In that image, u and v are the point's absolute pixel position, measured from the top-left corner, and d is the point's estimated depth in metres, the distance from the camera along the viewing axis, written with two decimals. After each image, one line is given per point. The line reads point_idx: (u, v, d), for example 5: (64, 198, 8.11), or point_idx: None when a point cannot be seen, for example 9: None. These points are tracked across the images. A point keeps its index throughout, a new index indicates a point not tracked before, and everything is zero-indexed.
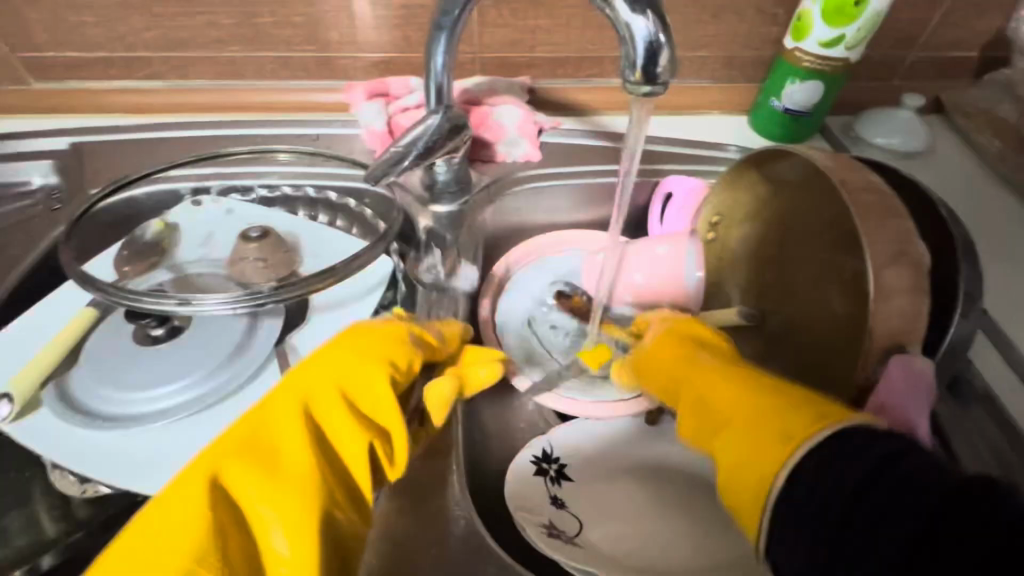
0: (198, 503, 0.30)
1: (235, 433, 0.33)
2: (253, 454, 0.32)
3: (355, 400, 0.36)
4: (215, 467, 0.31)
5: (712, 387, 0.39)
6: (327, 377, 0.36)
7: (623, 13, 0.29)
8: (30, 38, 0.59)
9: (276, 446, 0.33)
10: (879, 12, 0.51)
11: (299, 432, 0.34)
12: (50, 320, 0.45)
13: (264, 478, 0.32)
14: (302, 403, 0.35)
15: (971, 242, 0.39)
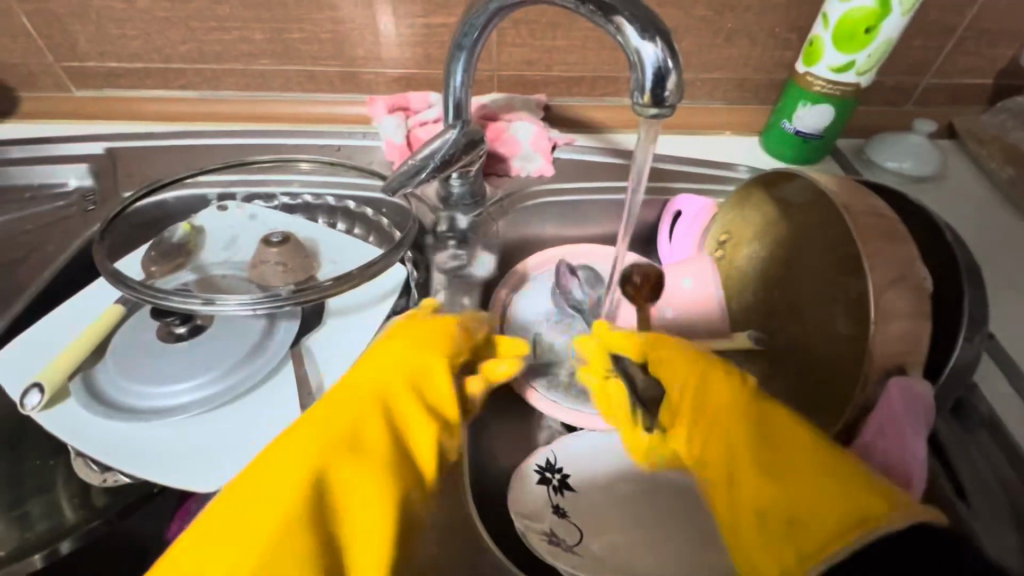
0: (287, 482, 0.30)
1: (312, 417, 0.34)
2: (332, 436, 0.33)
3: (422, 393, 0.38)
4: (294, 449, 0.32)
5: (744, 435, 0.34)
6: (396, 369, 0.38)
7: (633, 41, 0.31)
8: (74, 48, 0.63)
9: (358, 431, 0.34)
10: (890, 39, 0.52)
11: (376, 418, 0.35)
12: (81, 315, 0.47)
13: (349, 462, 0.32)
14: (373, 388, 0.36)
15: (976, 267, 0.39)
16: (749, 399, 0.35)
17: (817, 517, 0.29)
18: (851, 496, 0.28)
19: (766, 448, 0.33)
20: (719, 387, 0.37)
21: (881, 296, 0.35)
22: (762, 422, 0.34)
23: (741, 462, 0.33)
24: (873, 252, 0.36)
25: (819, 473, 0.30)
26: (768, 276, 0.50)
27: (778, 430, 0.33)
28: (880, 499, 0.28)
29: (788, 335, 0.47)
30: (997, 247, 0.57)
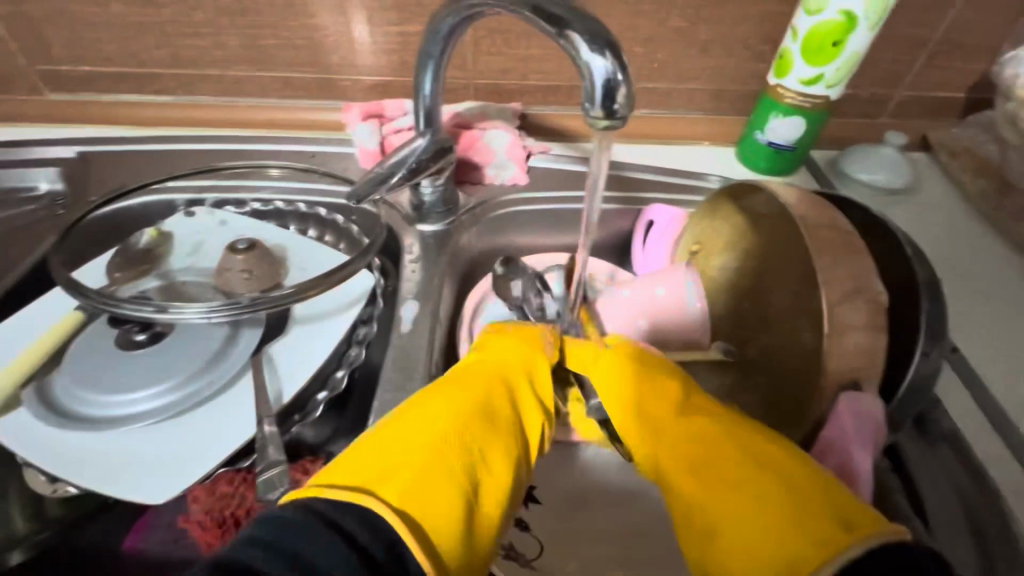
0: (435, 428, 0.34)
1: (447, 386, 0.38)
2: (449, 406, 0.36)
3: (536, 384, 0.41)
4: (433, 410, 0.35)
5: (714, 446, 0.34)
6: (511, 356, 0.41)
7: (583, 53, 0.31)
8: (47, 52, 0.63)
9: (486, 398, 0.37)
10: (858, 53, 0.52)
11: (501, 393, 0.38)
12: (39, 321, 0.47)
13: (475, 422, 0.35)
14: (485, 374, 0.39)
15: (936, 281, 0.39)
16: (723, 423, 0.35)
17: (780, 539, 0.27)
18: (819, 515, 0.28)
19: (720, 474, 0.32)
20: (694, 410, 0.37)
21: (836, 309, 0.35)
22: (726, 444, 0.34)
23: (701, 478, 0.32)
24: (829, 265, 0.36)
25: (782, 497, 0.29)
26: (746, 285, 0.49)
27: (733, 456, 0.33)
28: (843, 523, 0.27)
29: (754, 347, 0.47)
30: (966, 261, 0.57)
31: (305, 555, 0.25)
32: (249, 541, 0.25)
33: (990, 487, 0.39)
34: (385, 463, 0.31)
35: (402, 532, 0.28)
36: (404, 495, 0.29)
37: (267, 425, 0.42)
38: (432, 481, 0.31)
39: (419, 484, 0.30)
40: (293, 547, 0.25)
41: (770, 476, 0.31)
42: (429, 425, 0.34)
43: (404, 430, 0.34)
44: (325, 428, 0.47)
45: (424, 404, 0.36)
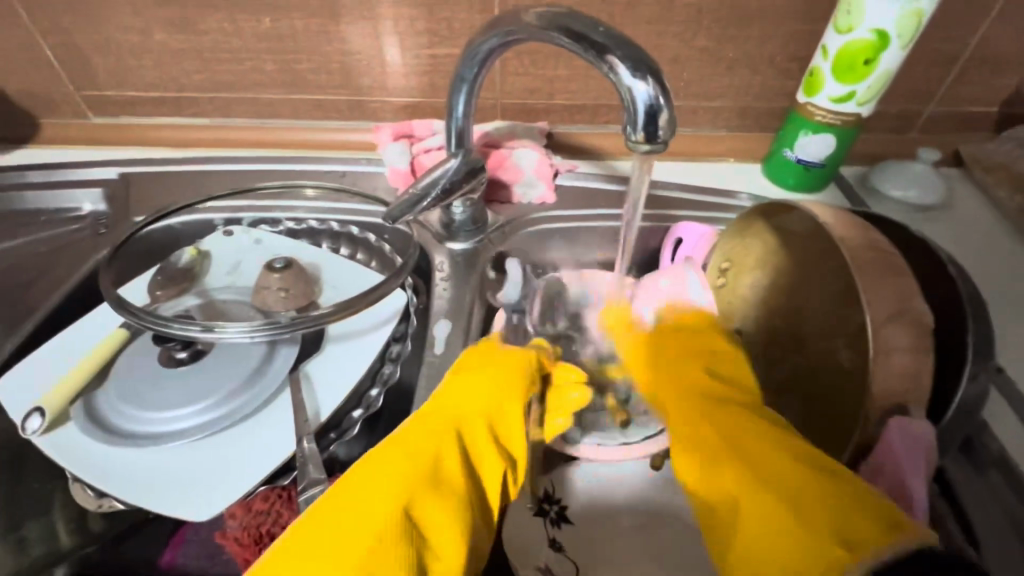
0: (380, 497, 0.32)
1: (387, 453, 0.35)
2: (396, 478, 0.33)
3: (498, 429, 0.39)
4: (382, 477, 0.33)
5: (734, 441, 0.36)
6: (482, 397, 0.40)
7: (625, 78, 0.31)
8: (94, 79, 0.65)
9: (438, 457, 0.35)
10: (890, 70, 0.52)
11: (454, 451, 0.36)
12: (85, 338, 0.48)
13: (421, 493, 0.33)
14: (451, 429, 0.37)
15: (980, 302, 0.38)
16: (739, 417, 0.37)
17: (796, 537, 0.28)
18: (836, 522, 0.28)
19: (727, 472, 0.34)
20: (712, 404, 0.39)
21: (881, 330, 0.35)
22: (740, 443, 0.35)
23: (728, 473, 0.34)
24: (871, 287, 0.36)
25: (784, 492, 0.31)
26: (780, 303, 0.48)
27: (755, 454, 0.34)
28: (862, 530, 0.27)
29: (790, 366, 0.46)
30: (1005, 278, 0.56)
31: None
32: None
33: None
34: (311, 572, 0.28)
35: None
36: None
37: (306, 442, 0.42)
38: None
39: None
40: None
41: (783, 478, 0.32)
42: (368, 509, 0.31)
43: (335, 516, 0.31)
44: (357, 447, 0.47)
45: (366, 471, 0.34)
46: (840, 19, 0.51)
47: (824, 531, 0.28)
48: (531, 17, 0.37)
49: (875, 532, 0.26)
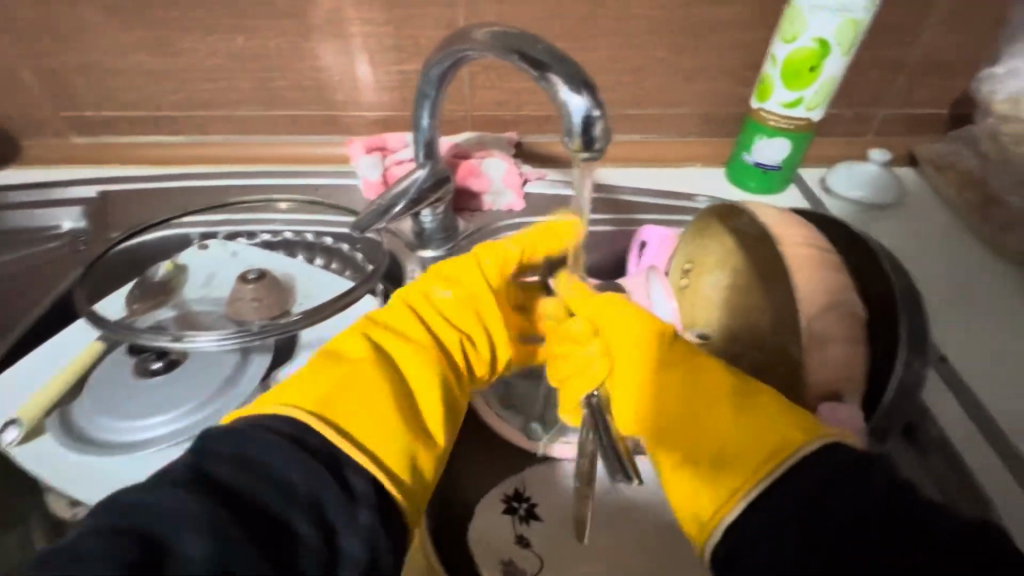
0: (380, 337, 0.41)
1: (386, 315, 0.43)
2: (390, 328, 0.42)
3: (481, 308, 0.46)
4: (378, 328, 0.42)
5: (704, 384, 0.36)
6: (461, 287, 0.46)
7: (561, 92, 0.33)
8: (73, 100, 0.67)
9: (422, 316, 0.44)
10: (834, 77, 0.55)
11: (440, 314, 0.45)
12: (61, 352, 0.49)
13: (419, 337, 0.42)
14: (446, 294, 0.46)
15: (914, 295, 0.40)
16: (687, 359, 0.38)
17: (740, 462, 0.32)
18: (768, 437, 0.32)
19: (678, 419, 0.36)
20: (692, 358, 0.38)
21: (815, 322, 0.37)
22: (695, 386, 0.36)
23: (700, 415, 0.35)
24: (805, 282, 0.38)
25: (741, 426, 0.33)
26: (744, 303, 0.50)
27: (709, 394, 0.36)
28: (789, 441, 0.31)
29: (748, 362, 0.48)
30: (955, 273, 0.59)
31: (179, 539, 0.25)
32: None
33: (982, 499, 0.41)
34: (319, 387, 0.36)
35: (350, 449, 0.32)
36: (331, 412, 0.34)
37: None
38: (375, 405, 0.35)
39: (359, 410, 0.35)
40: (249, 456, 0.29)
41: (732, 406, 0.34)
42: (370, 352, 0.39)
43: (344, 351, 0.39)
44: None
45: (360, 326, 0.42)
46: (785, 29, 0.54)
47: (761, 447, 0.32)
48: (480, 35, 0.39)
49: (798, 440, 0.31)
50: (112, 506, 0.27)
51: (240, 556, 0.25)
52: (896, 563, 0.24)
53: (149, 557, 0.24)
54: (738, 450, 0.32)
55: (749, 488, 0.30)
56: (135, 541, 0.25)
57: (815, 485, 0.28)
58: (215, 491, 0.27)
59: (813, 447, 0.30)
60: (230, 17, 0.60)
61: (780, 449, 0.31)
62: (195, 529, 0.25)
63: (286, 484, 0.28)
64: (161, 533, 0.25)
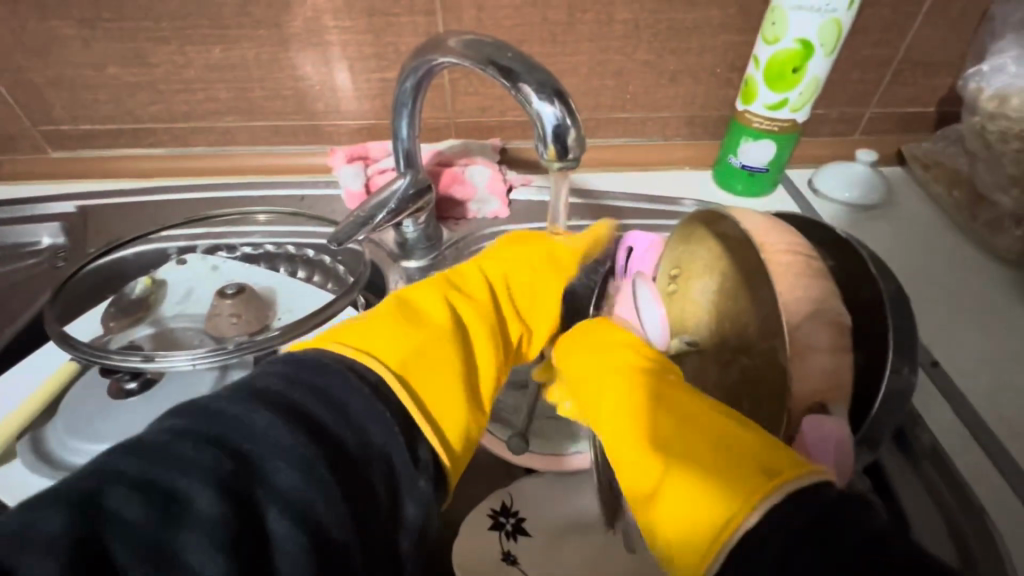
0: (456, 303, 0.40)
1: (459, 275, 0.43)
2: (467, 297, 0.41)
3: (529, 293, 0.45)
4: (456, 295, 0.40)
5: (677, 430, 0.34)
6: (530, 265, 0.46)
7: (534, 102, 0.33)
8: (50, 114, 0.66)
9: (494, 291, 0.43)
10: (818, 77, 0.54)
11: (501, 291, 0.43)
12: (33, 375, 0.49)
13: (489, 312, 0.41)
14: (500, 276, 0.44)
15: (901, 298, 0.40)
16: (665, 399, 0.36)
17: (691, 537, 0.29)
18: (726, 494, 0.28)
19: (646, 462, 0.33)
20: (669, 402, 0.35)
21: (798, 331, 0.36)
22: (675, 439, 0.33)
23: (665, 460, 0.32)
24: (787, 289, 0.37)
25: (706, 477, 0.30)
26: (733, 308, 0.48)
27: (680, 440, 0.33)
28: (745, 499, 0.27)
29: (736, 370, 0.47)
30: (945, 273, 0.58)
31: (270, 462, 0.25)
32: (86, 471, 0.24)
33: (974, 504, 0.41)
34: (386, 330, 0.35)
35: (396, 388, 0.31)
36: (390, 357, 0.33)
37: None
38: (438, 363, 0.35)
39: (421, 359, 0.34)
40: (339, 397, 0.29)
41: (702, 466, 0.31)
42: (455, 319, 0.38)
43: (423, 311, 0.38)
44: None
45: (431, 289, 0.40)
46: (766, 30, 0.53)
47: (707, 520, 0.28)
48: (453, 43, 0.38)
49: (739, 511, 0.27)
50: (206, 411, 0.27)
51: (321, 494, 0.26)
52: (894, 562, 0.22)
53: (241, 473, 0.25)
54: (699, 504, 0.29)
55: (709, 557, 0.27)
56: (226, 453, 0.25)
57: (780, 542, 0.25)
58: (298, 420, 0.27)
59: (769, 507, 0.26)
60: (207, 28, 0.59)
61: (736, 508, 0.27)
62: (284, 462, 0.25)
63: (366, 437, 0.28)
64: (251, 452, 0.25)
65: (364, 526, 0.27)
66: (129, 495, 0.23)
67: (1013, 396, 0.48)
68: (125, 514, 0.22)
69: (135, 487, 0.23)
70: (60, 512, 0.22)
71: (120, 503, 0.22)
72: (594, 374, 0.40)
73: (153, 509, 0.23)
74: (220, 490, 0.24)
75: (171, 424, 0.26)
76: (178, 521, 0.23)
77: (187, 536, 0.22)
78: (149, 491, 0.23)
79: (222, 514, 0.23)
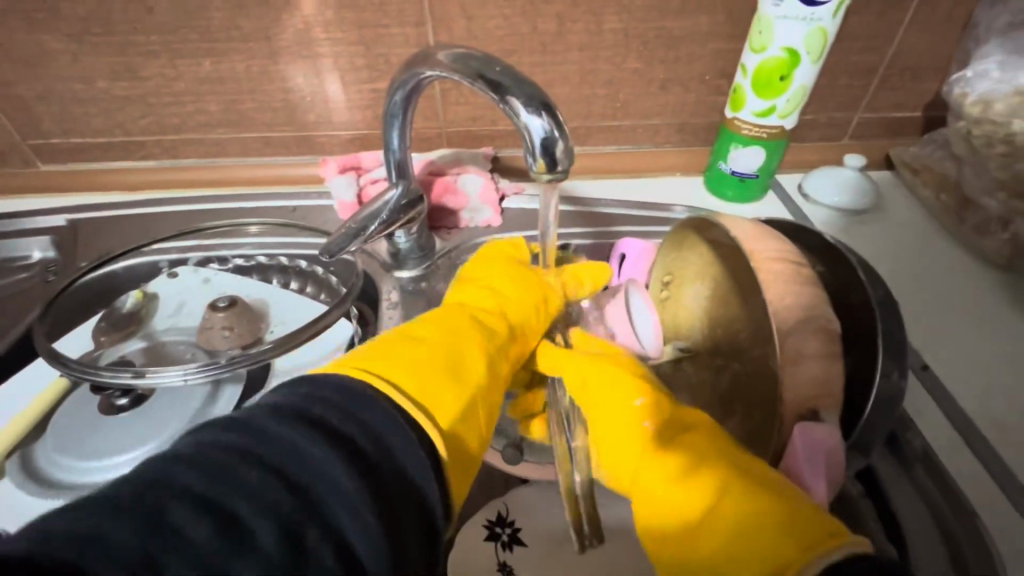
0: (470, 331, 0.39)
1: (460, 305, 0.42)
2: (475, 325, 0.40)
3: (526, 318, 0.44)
4: (463, 324, 0.39)
5: (705, 465, 0.31)
6: (523, 291, 0.46)
7: (522, 114, 0.34)
8: (39, 127, 0.65)
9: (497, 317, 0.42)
10: (805, 85, 0.54)
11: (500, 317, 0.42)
12: (23, 391, 0.49)
13: (493, 340, 0.40)
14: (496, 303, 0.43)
15: (890, 304, 0.40)
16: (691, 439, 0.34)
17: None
18: (773, 535, 0.26)
19: (675, 500, 0.31)
20: (693, 438, 0.34)
21: (788, 339, 0.36)
22: (701, 462, 0.31)
23: (696, 499, 0.30)
24: (777, 296, 0.37)
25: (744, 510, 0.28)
26: (724, 313, 0.48)
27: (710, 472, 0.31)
28: (799, 542, 0.25)
29: (729, 376, 0.47)
30: (935, 276, 0.58)
31: (326, 498, 0.25)
32: (150, 484, 0.23)
33: (964, 506, 0.41)
34: (418, 363, 0.34)
35: (429, 432, 0.31)
36: (420, 395, 0.32)
37: None
38: (470, 414, 0.34)
39: (463, 419, 0.34)
40: (385, 435, 0.29)
41: (735, 499, 0.28)
42: (473, 351, 0.37)
43: (454, 347, 0.37)
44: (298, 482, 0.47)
45: (447, 321, 0.39)
46: (754, 39, 0.54)
47: (757, 565, 0.25)
48: (442, 56, 0.38)
49: (796, 557, 0.24)
50: (266, 436, 0.26)
51: (368, 534, 0.25)
52: None
53: (299, 507, 0.24)
54: (746, 549, 0.26)
55: None
56: (286, 484, 0.25)
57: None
58: (355, 459, 0.27)
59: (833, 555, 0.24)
60: (197, 41, 0.59)
61: (783, 552, 0.25)
62: (339, 499, 0.25)
63: (408, 476, 0.28)
64: (311, 486, 0.25)
65: (402, 567, 0.27)
66: (193, 515, 0.23)
67: (1003, 398, 0.48)
68: (188, 534, 0.22)
69: (200, 507, 0.23)
70: (129, 526, 0.21)
71: (185, 523, 0.22)
72: (610, 406, 0.39)
73: (216, 534, 0.22)
74: (279, 524, 0.24)
75: (234, 441, 0.26)
76: (239, 551, 0.22)
77: (245, 569, 0.22)
78: (213, 514, 0.23)
79: (278, 549, 0.23)
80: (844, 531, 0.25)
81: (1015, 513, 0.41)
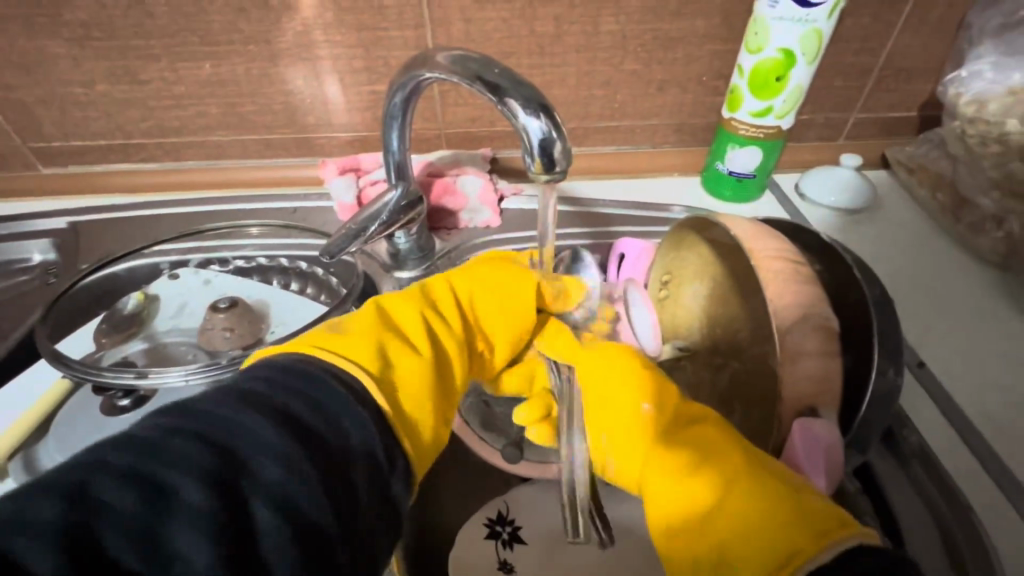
0: (425, 312, 0.39)
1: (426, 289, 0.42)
2: (436, 309, 0.40)
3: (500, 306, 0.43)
4: (418, 305, 0.39)
5: (709, 455, 0.32)
6: (495, 275, 0.45)
7: (521, 116, 0.34)
8: (40, 130, 0.66)
9: (458, 302, 0.42)
10: (801, 85, 0.55)
11: (464, 303, 0.42)
12: (27, 392, 0.49)
13: (450, 319, 0.40)
14: (462, 288, 0.43)
15: (885, 302, 0.41)
16: (696, 432, 0.34)
17: (746, 569, 0.26)
18: (776, 526, 0.26)
19: (676, 489, 0.31)
20: (699, 432, 0.34)
21: (786, 337, 0.36)
22: (702, 458, 0.32)
23: (696, 489, 0.30)
24: (774, 295, 0.38)
25: (745, 499, 0.28)
26: (723, 313, 0.49)
27: (713, 462, 0.31)
28: (802, 533, 0.25)
29: (728, 375, 0.48)
30: (930, 274, 0.59)
31: (258, 461, 0.26)
32: (75, 464, 0.24)
33: (961, 502, 0.41)
34: (361, 334, 0.34)
35: (375, 394, 0.31)
36: (358, 358, 0.32)
37: None
38: (417, 377, 0.34)
39: (404, 377, 0.33)
40: (320, 400, 0.29)
41: (737, 487, 0.29)
42: (423, 327, 0.37)
43: (401, 323, 0.37)
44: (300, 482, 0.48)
45: (399, 300, 0.40)
46: (750, 40, 0.54)
47: (760, 555, 0.26)
48: (441, 59, 0.39)
49: (807, 546, 0.25)
50: (204, 415, 0.27)
51: (306, 490, 0.26)
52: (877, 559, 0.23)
53: (230, 471, 0.25)
54: (750, 538, 0.27)
55: None
56: (216, 452, 0.25)
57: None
58: (296, 429, 0.27)
59: (838, 547, 0.24)
60: (197, 45, 0.60)
61: (785, 543, 0.25)
62: (275, 465, 0.26)
63: (352, 443, 0.29)
64: (243, 452, 0.26)
65: (350, 523, 0.27)
66: (119, 487, 0.23)
67: (998, 395, 0.49)
68: (117, 505, 0.23)
69: (125, 478, 0.23)
70: (54, 502, 0.22)
71: (112, 496, 0.23)
72: (611, 400, 0.39)
73: (142, 503, 0.23)
74: (208, 486, 0.24)
75: (166, 422, 0.26)
76: (165, 510, 0.23)
77: (178, 529, 0.23)
78: (139, 485, 0.23)
79: (212, 512, 0.23)
80: (851, 522, 0.26)
81: (1010, 508, 0.42)
